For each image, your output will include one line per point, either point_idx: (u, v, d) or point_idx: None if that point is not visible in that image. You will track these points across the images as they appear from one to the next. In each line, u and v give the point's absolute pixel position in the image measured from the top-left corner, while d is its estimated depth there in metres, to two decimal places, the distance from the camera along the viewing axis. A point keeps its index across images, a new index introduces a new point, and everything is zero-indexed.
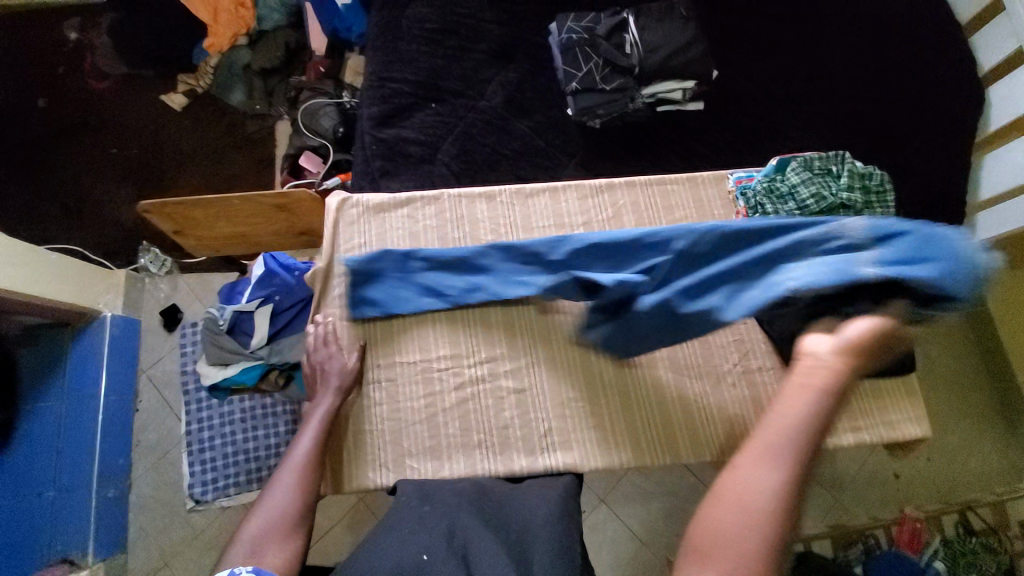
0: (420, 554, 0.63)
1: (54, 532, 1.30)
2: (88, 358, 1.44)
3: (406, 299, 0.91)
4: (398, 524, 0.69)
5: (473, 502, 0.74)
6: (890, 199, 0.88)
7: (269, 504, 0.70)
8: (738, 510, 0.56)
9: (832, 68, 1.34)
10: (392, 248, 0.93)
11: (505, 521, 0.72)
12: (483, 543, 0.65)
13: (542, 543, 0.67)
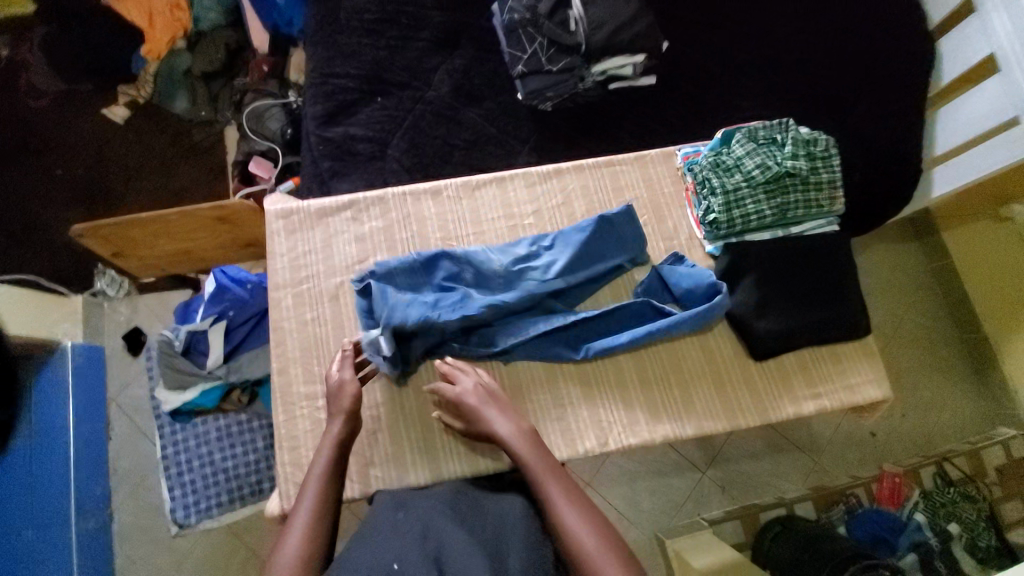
0: (391, 563, 0.59)
1: (32, 573, 1.24)
2: (53, 389, 1.37)
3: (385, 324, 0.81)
4: (374, 536, 0.65)
5: (447, 505, 0.70)
6: (834, 164, 0.89)
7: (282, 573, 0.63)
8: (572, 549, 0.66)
9: (783, 31, 1.31)
10: (339, 251, 0.89)
11: (478, 517, 0.68)
12: (459, 543, 0.61)
13: (517, 542, 0.64)
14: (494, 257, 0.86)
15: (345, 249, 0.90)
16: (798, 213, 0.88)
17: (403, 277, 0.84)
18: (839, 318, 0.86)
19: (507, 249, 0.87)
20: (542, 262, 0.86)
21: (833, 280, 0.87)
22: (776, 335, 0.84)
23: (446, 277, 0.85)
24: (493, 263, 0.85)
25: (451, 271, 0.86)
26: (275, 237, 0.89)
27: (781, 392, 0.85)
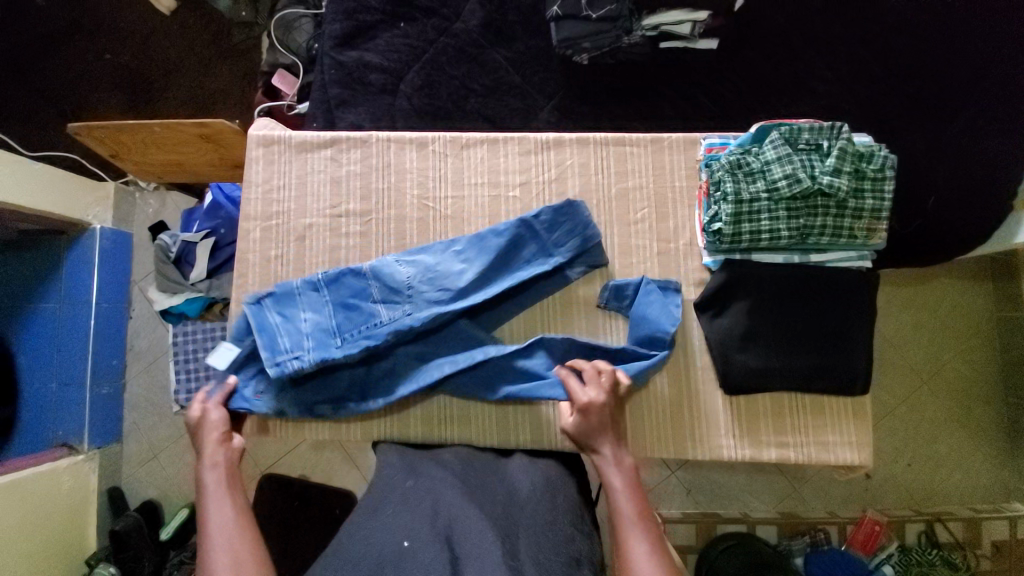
0: (402, 540, 0.62)
1: (54, 419, 1.46)
2: (81, 264, 1.51)
3: (272, 340, 0.78)
4: (385, 508, 0.69)
5: (457, 477, 0.73)
6: (885, 189, 0.73)
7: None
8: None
9: (891, 5, 1.06)
10: (309, 191, 0.86)
11: (488, 493, 0.71)
12: (472, 522, 0.64)
13: (528, 527, 0.66)
14: (402, 270, 0.80)
15: (316, 190, 0.86)
16: (822, 240, 0.75)
17: (302, 302, 0.81)
18: (831, 369, 0.76)
19: (416, 261, 0.81)
20: (451, 271, 0.80)
21: (838, 326, 0.76)
22: (750, 374, 0.75)
23: (350, 295, 0.80)
24: (411, 267, 0.81)
25: (358, 289, 0.81)
26: (252, 166, 0.87)
27: (743, 434, 0.77)
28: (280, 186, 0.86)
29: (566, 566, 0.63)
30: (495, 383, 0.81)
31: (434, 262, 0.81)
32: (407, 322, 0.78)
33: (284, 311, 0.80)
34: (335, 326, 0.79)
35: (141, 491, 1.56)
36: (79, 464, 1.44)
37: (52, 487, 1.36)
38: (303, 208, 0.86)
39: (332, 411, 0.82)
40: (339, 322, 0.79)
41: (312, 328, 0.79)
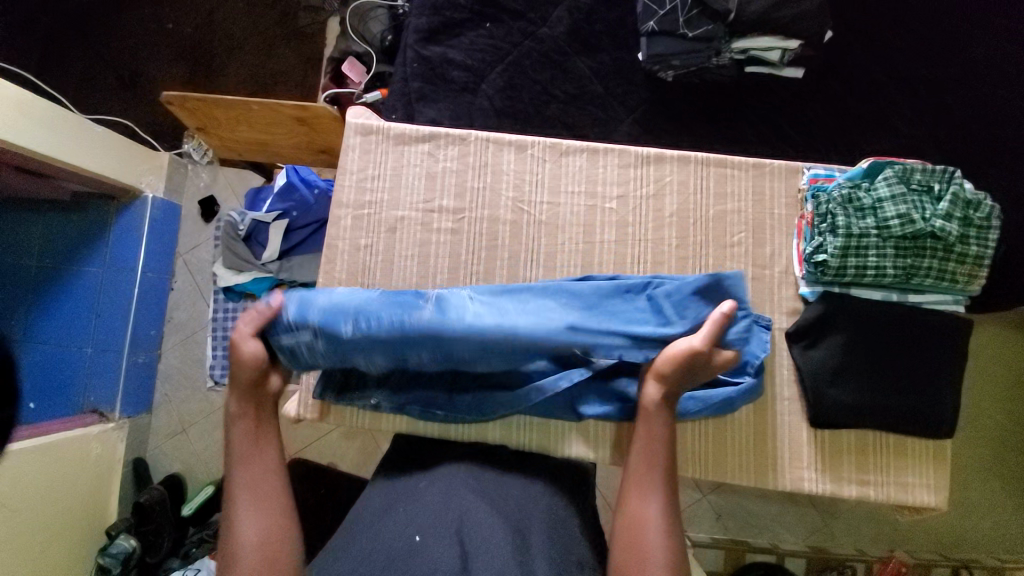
0: (414, 535, 0.64)
1: (88, 383, 1.45)
2: (128, 232, 1.49)
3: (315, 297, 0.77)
4: (397, 506, 0.71)
5: (469, 474, 0.75)
6: (989, 238, 0.75)
7: (235, 564, 0.65)
8: (641, 549, 0.65)
9: (981, 53, 1.07)
10: (408, 185, 0.87)
11: (502, 493, 0.73)
12: (481, 518, 0.66)
13: (539, 524, 0.69)
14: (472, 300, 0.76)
15: (416, 184, 0.87)
16: (924, 281, 0.76)
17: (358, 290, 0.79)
18: (923, 412, 0.76)
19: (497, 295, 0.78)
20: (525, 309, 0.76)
21: (932, 369, 0.76)
22: (843, 410, 0.75)
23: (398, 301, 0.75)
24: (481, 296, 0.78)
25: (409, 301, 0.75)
26: (349, 152, 0.89)
27: (826, 468, 0.78)
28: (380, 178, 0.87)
29: (573, 564, 0.66)
30: (582, 398, 0.82)
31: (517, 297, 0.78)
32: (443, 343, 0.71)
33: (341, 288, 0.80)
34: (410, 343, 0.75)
35: (165, 465, 1.54)
36: (107, 433, 1.42)
37: (81, 453, 1.34)
38: (401, 201, 0.87)
39: (422, 412, 0.84)
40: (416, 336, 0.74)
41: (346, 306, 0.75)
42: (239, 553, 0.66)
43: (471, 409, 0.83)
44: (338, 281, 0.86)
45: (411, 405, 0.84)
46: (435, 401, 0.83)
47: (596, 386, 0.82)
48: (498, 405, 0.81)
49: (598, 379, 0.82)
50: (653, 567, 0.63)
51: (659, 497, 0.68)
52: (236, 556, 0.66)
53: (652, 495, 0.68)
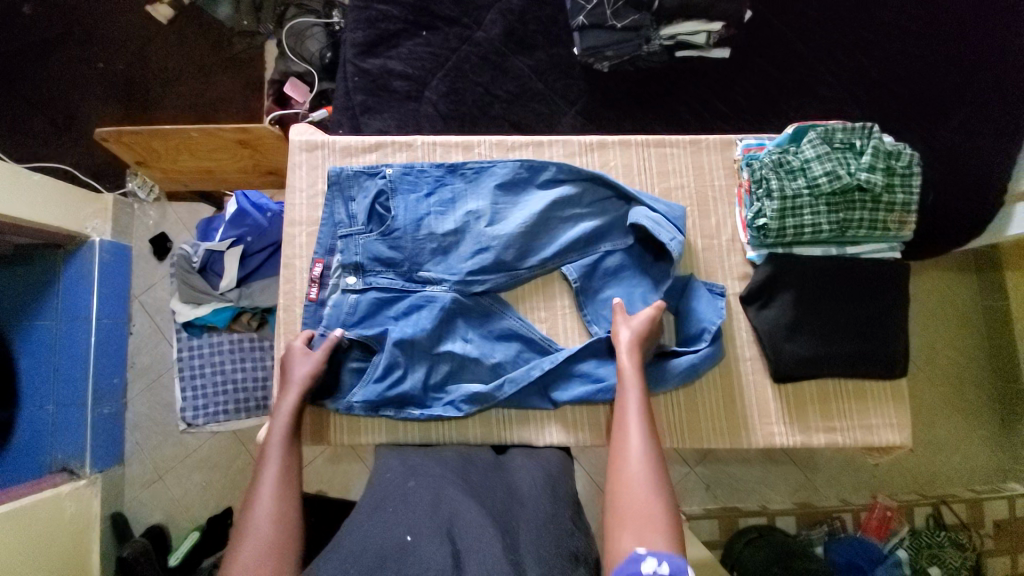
0: (405, 535, 0.65)
1: (53, 442, 1.38)
2: (78, 281, 1.43)
3: (338, 197, 0.87)
4: (385, 506, 0.70)
5: (457, 475, 0.75)
6: (914, 184, 0.79)
7: (251, 542, 0.67)
8: (627, 481, 0.69)
9: (888, 17, 1.14)
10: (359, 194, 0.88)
11: (489, 492, 0.73)
12: (470, 515, 0.67)
13: (529, 522, 0.69)
14: (472, 200, 0.88)
15: (365, 194, 0.87)
16: (859, 232, 0.80)
17: (370, 191, 0.88)
18: (874, 355, 0.80)
19: (489, 190, 0.88)
20: (505, 207, 0.88)
21: (877, 312, 0.80)
22: (801, 362, 0.79)
23: (412, 195, 0.88)
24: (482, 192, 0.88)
25: (419, 196, 0.88)
26: (296, 169, 0.91)
27: (795, 421, 0.81)
28: (332, 188, 0.87)
29: (566, 560, 0.66)
30: (556, 384, 0.85)
31: (509, 192, 0.89)
32: (444, 236, 0.86)
33: (356, 187, 0.88)
34: (392, 303, 0.85)
35: (145, 517, 1.47)
36: (80, 489, 1.36)
37: (53, 515, 1.27)
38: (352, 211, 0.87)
39: (397, 413, 0.83)
40: (399, 289, 0.86)
41: (362, 210, 0.87)
42: (255, 532, 0.68)
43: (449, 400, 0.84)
44: (301, 298, 0.89)
45: (387, 407, 0.83)
46: (411, 397, 0.83)
47: (570, 371, 0.86)
48: (474, 397, 0.83)
49: (571, 365, 0.86)
50: (638, 500, 0.67)
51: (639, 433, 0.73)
52: (246, 537, 0.68)
53: (631, 430, 0.73)
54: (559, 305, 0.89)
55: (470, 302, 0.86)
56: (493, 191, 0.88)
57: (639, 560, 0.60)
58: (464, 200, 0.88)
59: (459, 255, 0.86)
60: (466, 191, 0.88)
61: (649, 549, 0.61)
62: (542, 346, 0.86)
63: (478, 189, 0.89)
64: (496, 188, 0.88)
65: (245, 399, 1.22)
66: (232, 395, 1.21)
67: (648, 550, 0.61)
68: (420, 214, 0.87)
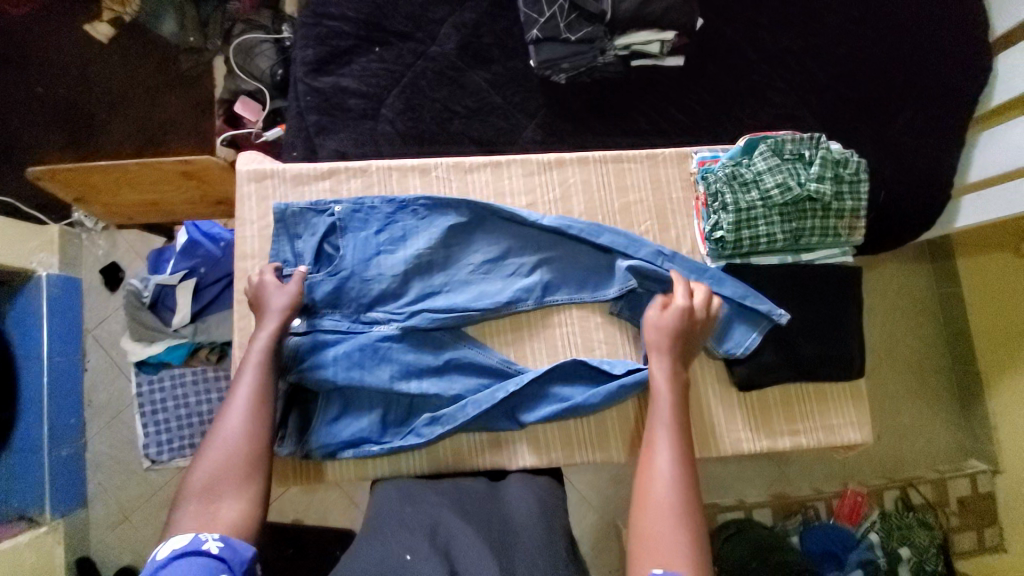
0: (404, 555, 0.65)
1: (8, 492, 1.29)
2: (26, 318, 1.35)
3: (287, 234, 0.85)
4: (384, 532, 0.71)
5: (454, 504, 0.76)
6: (862, 190, 0.83)
7: (218, 451, 0.70)
8: (657, 500, 0.67)
9: (834, 21, 1.17)
10: (315, 224, 0.86)
11: (485, 520, 0.73)
12: (467, 541, 0.67)
13: (525, 547, 0.68)
14: (419, 238, 0.87)
15: (320, 224, 0.86)
16: (812, 240, 0.83)
17: (319, 227, 0.86)
18: (833, 353, 0.82)
19: (438, 226, 0.87)
20: (456, 246, 0.88)
21: (834, 317, 0.83)
22: (761, 370, 0.81)
23: (361, 231, 0.86)
24: (431, 226, 0.87)
25: (368, 231, 0.87)
26: (246, 201, 0.89)
27: (759, 425, 0.83)
28: (282, 221, 0.85)
29: None
30: (522, 405, 0.85)
31: (459, 229, 0.88)
32: (391, 275, 0.85)
33: (304, 223, 0.86)
34: (334, 345, 0.82)
35: (111, 562, 1.40)
36: (40, 537, 1.28)
37: (16, 564, 1.20)
38: (308, 242, 0.86)
39: (356, 452, 0.82)
40: (344, 331, 0.84)
41: (310, 247, 0.85)
42: (223, 442, 0.70)
43: (409, 434, 0.83)
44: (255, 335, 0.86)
45: (344, 449, 0.82)
46: (367, 436, 0.83)
47: (543, 392, 0.85)
48: (439, 424, 0.82)
49: (543, 387, 0.85)
50: (669, 525, 0.65)
51: (670, 451, 0.71)
52: (219, 451, 0.70)
53: (660, 450, 0.71)
54: (526, 327, 0.88)
55: (418, 337, 0.85)
56: (442, 226, 0.87)
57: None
58: (413, 238, 0.87)
59: (405, 295, 0.86)
60: (416, 226, 0.87)
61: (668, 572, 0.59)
62: (503, 369, 0.85)
63: (427, 222, 0.87)
64: (447, 222, 0.87)
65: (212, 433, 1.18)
66: (197, 428, 1.18)
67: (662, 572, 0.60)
68: (367, 253, 0.85)
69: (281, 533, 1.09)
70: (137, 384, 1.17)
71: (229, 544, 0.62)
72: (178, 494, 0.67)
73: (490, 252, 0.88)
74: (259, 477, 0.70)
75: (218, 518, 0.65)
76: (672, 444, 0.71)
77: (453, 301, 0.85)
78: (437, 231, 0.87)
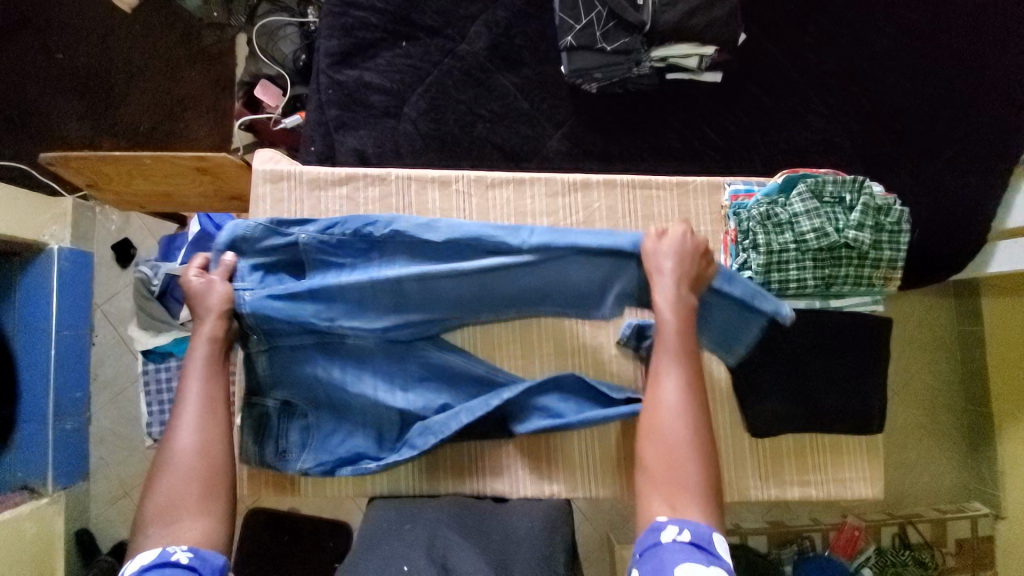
0: (401, 565, 0.67)
1: (13, 460, 1.31)
2: (38, 291, 1.35)
3: (235, 250, 0.82)
4: (381, 545, 0.73)
5: (453, 516, 0.77)
6: (901, 241, 0.85)
7: (172, 474, 0.70)
8: (663, 436, 0.69)
9: (885, 46, 1.11)
10: (268, 234, 0.82)
11: (484, 534, 0.75)
12: (464, 557, 0.69)
13: (522, 563, 0.71)
14: (380, 241, 0.82)
15: (272, 236, 0.82)
16: (844, 287, 0.85)
17: (267, 239, 0.82)
18: (852, 412, 0.85)
19: (394, 231, 0.81)
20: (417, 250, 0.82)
21: (856, 369, 0.85)
22: (775, 420, 0.84)
23: (313, 238, 0.81)
24: (385, 230, 0.82)
25: (323, 238, 0.82)
26: (260, 203, 0.91)
27: (769, 474, 0.86)
28: (235, 233, 0.81)
29: None
30: (516, 417, 0.84)
31: (418, 232, 0.81)
32: (345, 285, 0.79)
33: (251, 237, 0.82)
34: (336, 364, 0.82)
35: (111, 534, 1.42)
36: (42, 509, 1.30)
37: (16, 535, 1.22)
38: (259, 259, 0.83)
39: (353, 469, 0.84)
40: (311, 345, 0.81)
41: (262, 263, 0.83)
42: (176, 465, 0.70)
43: (403, 447, 0.83)
44: None
45: (342, 466, 0.84)
46: (364, 452, 0.84)
47: (532, 403, 0.84)
48: (430, 434, 0.81)
49: (529, 397, 0.84)
50: (673, 463, 0.67)
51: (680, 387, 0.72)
52: (172, 467, 0.70)
53: (671, 382, 0.72)
54: (536, 354, 0.90)
55: (395, 351, 0.83)
56: (396, 232, 0.82)
57: (658, 530, 0.63)
58: (372, 243, 0.82)
59: (365, 304, 0.80)
60: (374, 228, 0.81)
61: (670, 518, 0.64)
62: (492, 380, 0.85)
63: (383, 227, 0.81)
64: (402, 228, 0.81)
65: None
66: None
67: (667, 520, 0.63)
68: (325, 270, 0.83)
69: (278, 521, 1.11)
70: (146, 363, 1.17)
71: (200, 554, 0.65)
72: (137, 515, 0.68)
73: (477, 255, 0.80)
74: (218, 496, 0.71)
75: (179, 538, 0.67)
76: (683, 381, 0.72)
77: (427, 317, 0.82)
78: (393, 237, 0.82)
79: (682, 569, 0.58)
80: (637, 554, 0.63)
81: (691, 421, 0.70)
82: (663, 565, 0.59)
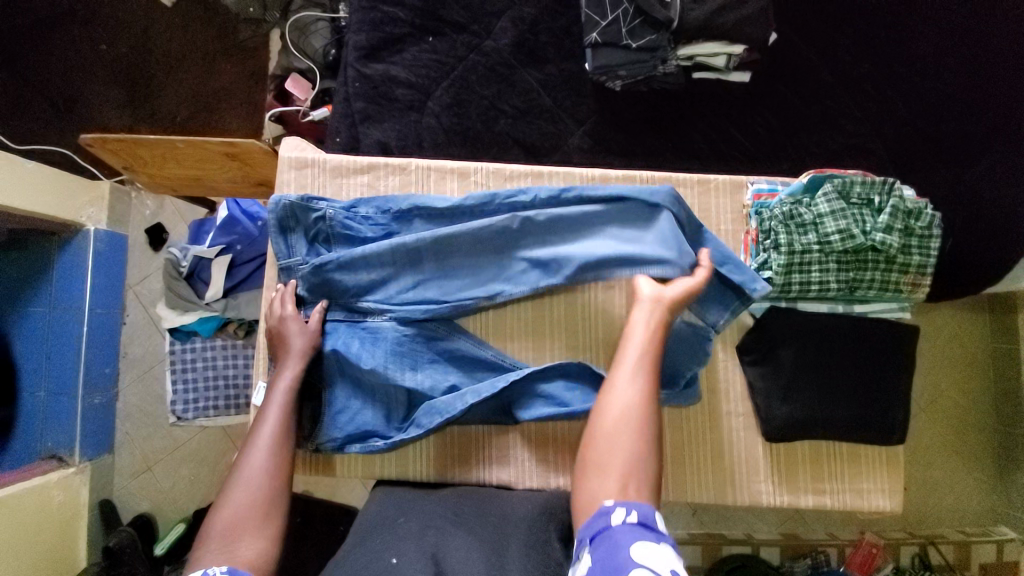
0: (391, 558, 0.66)
1: (44, 429, 1.38)
2: (75, 269, 1.42)
3: (282, 227, 0.88)
4: (373, 538, 0.72)
5: (450, 509, 0.77)
6: (931, 246, 0.83)
7: (242, 490, 0.73)
8: (617, 424, 0.70)
9: (922, 48, 1.07)
10: (314, 212, 0.88)
11: (479, 519, 0.76)
12: (456, 543, 0.69)
13: (517, 542, 0.71)
14: (418, 226, 0.90)
15: (318, 215, 0.88)
16: (868, 292, 0.84)
17: (315, 217, 0.88)
18: (873, 421, 0.82)
19: (432, 216, 0.89)
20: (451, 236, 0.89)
21: (877, 376, 0.83)
22: (790, 424, 0.82)
23: (359, 219, 0.89)
24: (424, 215, 0.89)
25: (368, 219, 0.90)
26: (284, 188, 0.93)
27: (782, 480, 0.84)
28: (283, 211, 0.88)
29: None
30: (519, 402, 0.86)
31: (455, 220, 0.89)
32: (386, 264, 0.87)
33: (300, 214, 0.88)
34: (354, 342, 0.86)
35: (133, 506, 1.48)
36: (69, 478, 1.36)
37: (43, 501, 1.28)
38: (306, 233, 0.89)
39: (363, 447, 0.85)
40: (345, 321, 0.88)
41: (308, 240, 0.89)
42: (247, 481, 0.74)
43: (411, 426, 0.84)
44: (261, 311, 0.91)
45: (351, 443, 0.85)
46: (374, 430, 0.85)
47: (533, 390, 0.86)
48: (437, 414, 0.83)
49: (530, 384, 0.86)
50: (621, 448, 0.69)
51: (638, 378, 0.73)
52: (240, 489, 0.73)
53: (632, 371, 0.73)
54: (548, 347, 0.90)
55: (414, 329, 0.87)
56: (434, 217, 0.89)
57: (607, 513, 0.63)
58: (411, 227, 0.90)
59: (398, 285, 0.87)
60: (415, 213, 0.89)
61: (617, 502, 0.64)
62: (497, 362, 0.87)
63: (422, 210, 0.89)
64: (441, 211, 0.88)
65: (236, 396, 1.22)
66: (223, 391, 1.22)
67: (615, 503, 0.64)
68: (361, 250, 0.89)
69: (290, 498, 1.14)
70: (171, 342, 1.21)
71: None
72: (199, 533, 0.70)
73: (508, 244, 0.87)
74: (275, 525, 0.72)
75: (237, 557, 0.67)
76: (638, 372, 0.73)
77: (444, 292, 0.87)
78: (432, 223, 0.90)
79: (635, 548, 0.58)
80: (586, 540, 0.62)
81: (645, 409, 0.71)
82: (617, 545, 0.59)
